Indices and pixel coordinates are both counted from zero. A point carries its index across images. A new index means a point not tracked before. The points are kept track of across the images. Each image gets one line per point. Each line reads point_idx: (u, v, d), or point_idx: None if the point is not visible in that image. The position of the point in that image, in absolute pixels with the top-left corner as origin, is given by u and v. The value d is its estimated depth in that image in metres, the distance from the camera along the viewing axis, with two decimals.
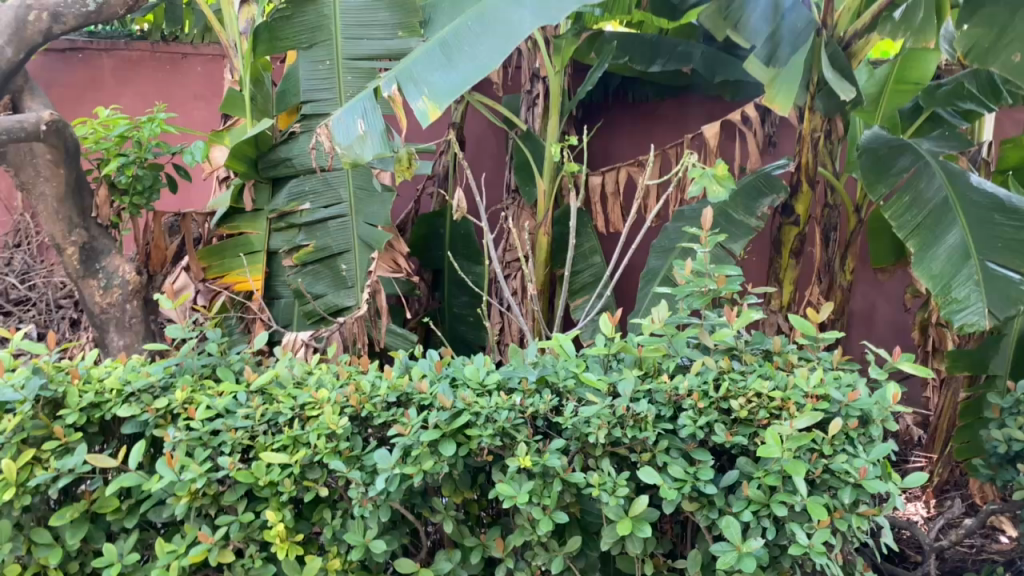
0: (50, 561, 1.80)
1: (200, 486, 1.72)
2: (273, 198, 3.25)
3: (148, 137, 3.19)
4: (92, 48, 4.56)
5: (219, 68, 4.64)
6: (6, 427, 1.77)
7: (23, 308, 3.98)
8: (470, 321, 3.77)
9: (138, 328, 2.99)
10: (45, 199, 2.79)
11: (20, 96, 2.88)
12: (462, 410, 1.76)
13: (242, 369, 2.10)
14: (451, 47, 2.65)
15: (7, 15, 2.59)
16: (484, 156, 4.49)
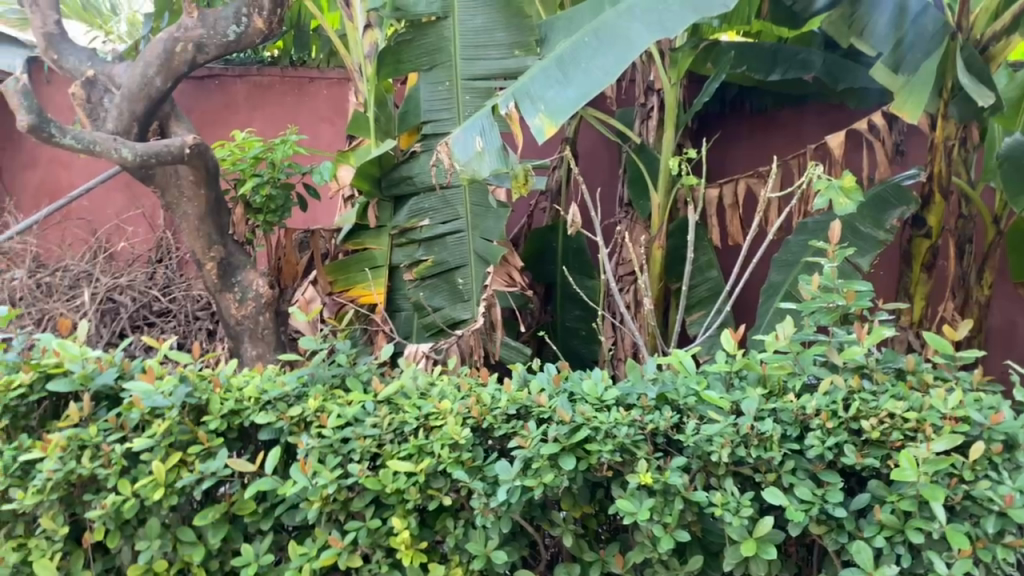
0: (195, 558, 1.92)
1: (332, 492, 1.81)
2: (395, 215, 3.35)
3: (281, 158, 3.34)
4: (227, 74, 4.87)
5: (344, 90, 4.84)
6: (156, 431, 1.90)
7: (164, 320, 4.23)
8: (583, 335, 3.77)
9: (270, 338, 3.15)
10: (188, 218, 2.98)
11: (167, 123, 3.10)
12: (582, 424, 1.76)
13: (369, 380, 2.19)
14: (567, 63, 2.69)
15: (157, 48, 2.82)
16: (598, 170, 4.50)
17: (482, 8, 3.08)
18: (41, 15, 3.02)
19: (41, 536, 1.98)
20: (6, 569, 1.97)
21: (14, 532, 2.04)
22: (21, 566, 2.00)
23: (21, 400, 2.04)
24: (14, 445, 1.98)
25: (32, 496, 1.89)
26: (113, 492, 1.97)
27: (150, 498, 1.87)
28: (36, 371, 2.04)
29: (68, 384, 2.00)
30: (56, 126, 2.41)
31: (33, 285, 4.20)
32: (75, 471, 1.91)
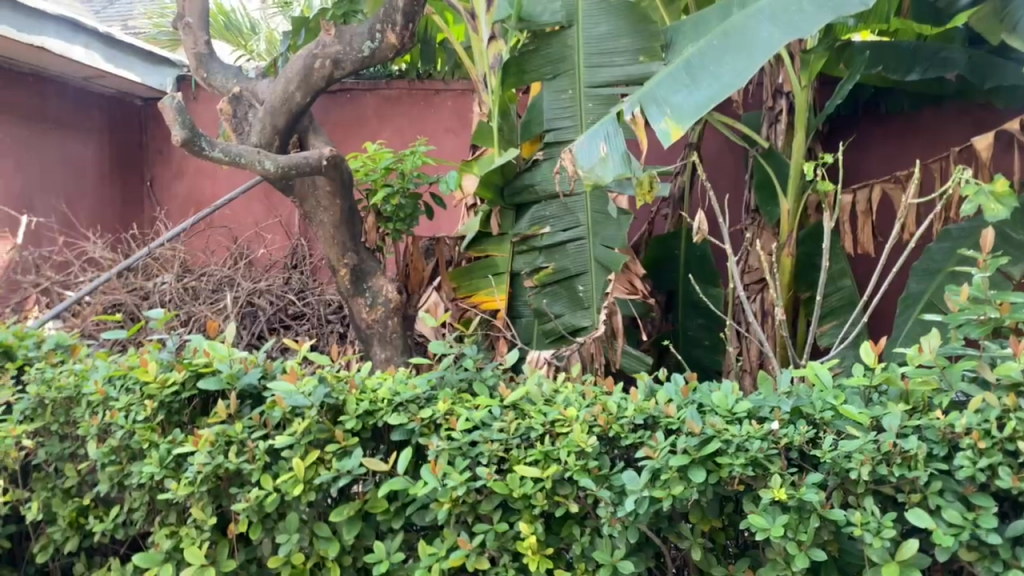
0: (330, 552, 2.00)
1: (461, 494, 1.86)
2: (517, 222, 3.36)
3: (410, 168, 3.50)
4: (358, 89, 5.07)
5: (467, 101, 4.95)
6: (296, 430, 2.00)
7: (299, 323, 4.44)
8: (706, 345, 3.67)
9: (398, 342, 3.24)
10: (323, 226, 3.12)
11: (306, 136, 3.27)
12: (713, 436, 1.73)
13: (495, 385, 2.22)
14: (695, 67, 2.66)
15: (298, 64, 2.97)
16: (723, 176, 4.41)
17: (607, 14, 3.08)
18: (193, 37, 3.28)
19: (191, 524, 2.11)
20: (160, 554, 2.11)
21: (168, 520, 2.19)
22: (173, 552, 2.14)
23: (175, 396, 2.18)
24: (169, 439, 2.12)
25: (185, 487, 2.02)
26: (256, 485, 2.08)
27: (291, 493, 1.97)
28: (188, 370, 2.19)
29: (217, 383, 2.13)
30: (206, 140, 2.56)
31: (182, 289, 4.49)
32: (223, 466, 2.02)
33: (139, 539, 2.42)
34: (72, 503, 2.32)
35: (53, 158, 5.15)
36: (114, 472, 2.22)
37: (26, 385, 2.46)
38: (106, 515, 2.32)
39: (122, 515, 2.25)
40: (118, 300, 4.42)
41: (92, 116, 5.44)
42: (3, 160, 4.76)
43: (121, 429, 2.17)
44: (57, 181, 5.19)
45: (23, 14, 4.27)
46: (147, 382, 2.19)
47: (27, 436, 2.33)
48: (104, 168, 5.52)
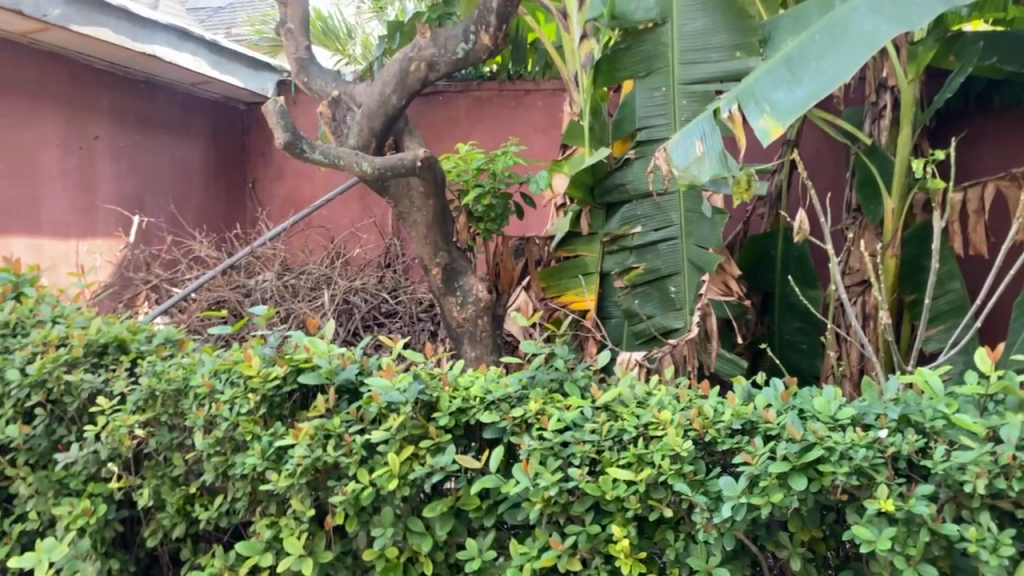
0: (424, 547, 2.04)
1: (553, 494, 1.85)
2: (607, 222, 3.33)
3: (502, 169, 3.52)
4: (450, 91, 5.16)
5: (558, 101, 4.94)
6: (392, 425, 2.03)
7: (391, 320, 4.51)
8: (803, 349, 3.57)
9: (488, 341, 3.27)
10: (416, 226, 3.18)
11: (402, 137, 3.34)
12: (814, 443, 1.68)
13: (587, 386, 2.21)
14: (797, 62, 2.58)
15: (394, 68, 3.03)
16: (822, 173, 4.28)
17: (704, 9, 3.02)
18: (295, 43, 3.38)
19: (290, 516, 2.17)
20: (261, 544, 2.18)
21: (268, 510, 2.26)
22: (273, 542, 2.21)
23: (277, 390, 2.26)
24: (270, 431, 2.19)
25: (285, 479, 2.08)
26: (352, 479, 2.13)
27: (386, 487, 2.01)
28: (289, 365, 2.26)
29: (316, 378, 2.19)
30: (306, 142, 2.63)
31: (281, 286, 4.64)
32: (321, 459, 2.07)
33: (241, 528, 2.51)
34: (179, 491, 2.43)
35: (162, 161, 5.39)
36: (219, 462, 2.31)
37: (138, 377, 2.58)
38: (211, 503, 2.41)
39: (225, 504, 2.34)
40: (222, 297, 4.60)
41: (198, 120, 5.67)
42: (118, 164, 5.02)
43: (225, 422, 2.25)
44: (166, 183, 5.43)
45: (136, 24, 4.49)
46: (251, 377, 2.27)
47: (139, 425, 2.44)
48: (209, 170, 5.76)
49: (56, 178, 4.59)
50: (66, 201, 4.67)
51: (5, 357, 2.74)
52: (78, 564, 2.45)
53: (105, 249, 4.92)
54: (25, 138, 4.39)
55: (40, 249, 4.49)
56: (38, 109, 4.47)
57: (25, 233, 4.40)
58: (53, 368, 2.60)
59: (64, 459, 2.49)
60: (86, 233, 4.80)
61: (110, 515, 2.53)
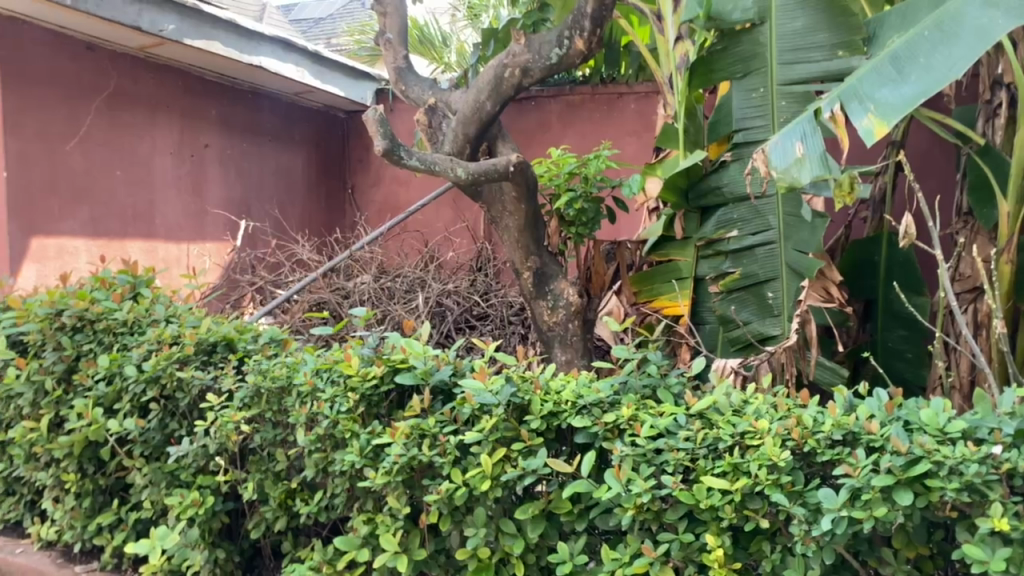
0: (515, 549, 2.06)
1: (645, 501, 1.84)
2: (702, 226, 3.26)
3: (594, 172, 3.50)
4: (543, 95, 5.19)
5: (652, 103, 4.89)
6: (485, 426, 2.07)
7: (483, 323, 4.55)
8: (909, 358, 3.39)
9: (579, 345, 3.26)
10: (509, 230, 3.21)
11: (495, 143, 3.38)
12: (921, 457, 1.61)
13: (680, 393, 2.18)
14: (903, 59, 2.49)
15: (488, 75, 3.07)
16: (931, 175, 4.10)
17: (803, 8, 2.96)
18: (393, 52, 3.48)
19: (386, 512, 2.24)
20: (358, 539, 2.27)
21: (366, 507, 2.33)
22: (370, 538, 2.28)
23: (375, 390, 2.32)
24: (368, 430, 2.26)
25: (382, 476, 2.14)
26: (446, 479, 2.17)
27: (478, 488, 2.04)
28: (386, 365, 2.32)
29: (412, 378, 2.25)
30: (404, 149, 2.69)
31: (378, 289, 4.75)
32: (416, 458, 2.12)
33: (339, 523, 2.58)
34: (281, 485, 2.53)
35: (268, 168, 5.62)
36: (319, 459, 2.38)
37: (244, 375, 2.70)
38: (311, 498, 2.50)
39: (324, 499, 2.43)
40: (322, 298, 4.75)
41: (301, 129, 5.89)
42: (226, 171, 5.25)
43: (326, 419, 2.33)
44: (271, 189, 5.66)
45: (244, 37, 4.68)
46: (350, 376, 2.35)
47: (245, 421, 2.56)
48: (311, 177, 5.98)
49: (170, 185, 4.84)
50: (179, 207, 4.91)
51: (124, 355, 2.91)
52: (188, 552, 2.61)
53: (214, 252, 5.16)
54: (143, 147, 4.65)
55: (154, 252, 4.74)
56: (154, 119, 4.72)
57: (142, 237, 4.66)
58: (166, 365, 2.75)
59: (176, 452, 2.62)
60: (196, 237, 5.04)
61: (217, 507, 2.65)
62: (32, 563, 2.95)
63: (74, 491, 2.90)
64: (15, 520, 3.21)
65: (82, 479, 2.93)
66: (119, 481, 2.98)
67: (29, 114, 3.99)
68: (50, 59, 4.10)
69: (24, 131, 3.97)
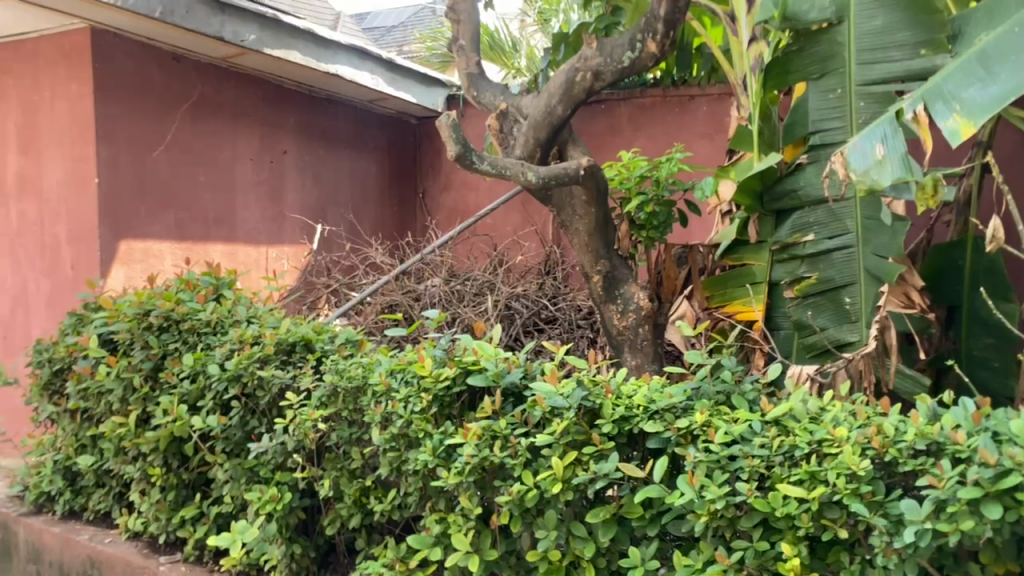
0: (586, 552, 2.06)
1: (719, 507, 1.83)
2: (776, 229, 3.19)
3: (666, 176, 3.46)
4: (613, 99, 5.19)
5: (725, 105, 4.82)
6: (555, 429, 2.08)
7: (551, 326, 4.56)
8: (995, 367, 3.27)
9: (649, 349, 3.23)
10: (579, 234, 3.21)
11: (566, 146, 3.39)
12: (1011, 469, 1.55)
13: (755, 399, 2.15)
14: (990, 56, 2.43)
15: (560, 79, 3.08)
16: (1020, 177, 3.93)
17: (883, 7, 2.90)
18: (465, 58, 3.53)
19: (458, 512, 2.27)
20: (430, 538, 2.31)
21: (438, 506, 2.36)
22: (442, 537, 2.32)
23: (447, 391, 2.35)
24: (441, 430, 2.30)
25: (454, 476, 2.17)
26: (517, 480, 2.19)
27: (550, 490, 2.05)
28: (458, 367, 2.36)
29: (484, 380, 2.28)
30: (476, 154, 2.76)
31: (449, 292, 4.78)
32: (488, 458, 2.15)
33: (412, 522, 2.63)
34: (356, 483, 2.59)
35: (342, 173, 5.74)
36: (393, 458, 2.43)
37: (322, 374, 2.77)
38: (385, 497, 2.56)
39: (398, 498, 2.48)
40: (393, 300, 4.80)
41: (374, 135, 6.00)
42: (303, 176, 5.40)
43: (400, 419, 2.37)
44: (345, 194, 5.78)
45: (321, 46, 4.81)
46: (424, 377, 2.39)
47: (322, 419, 2.62)
48: (383, 182, 6.09)
49: (250, 190, 5.00)
50: (258, 211, 5.06)
51: (207, 354, 3.03)
52: (266, 546, 2.72)
53: (290, 255, 5.31)
54: (225, 153, 4.81)
55: (235, 255, 4.90)
56: (235, 126, 4.88)
57: (224, 240, 4.82)
58: (247, 364, 2.84)
59: (256, 448, 2.71)
60: (274, 240, 5.19)
61: (294, 503, 2.73)
62: (120, 552, 3.08)
63: (159, 484, 3.03)
64: (104, 511, 3.35)
65: (167, 473, 3.05)
66: (201, 476, 3.09)
67: (120, 123, 4.18)
68: (138, 70, 4.28)
69: (115, 139, 4.15)
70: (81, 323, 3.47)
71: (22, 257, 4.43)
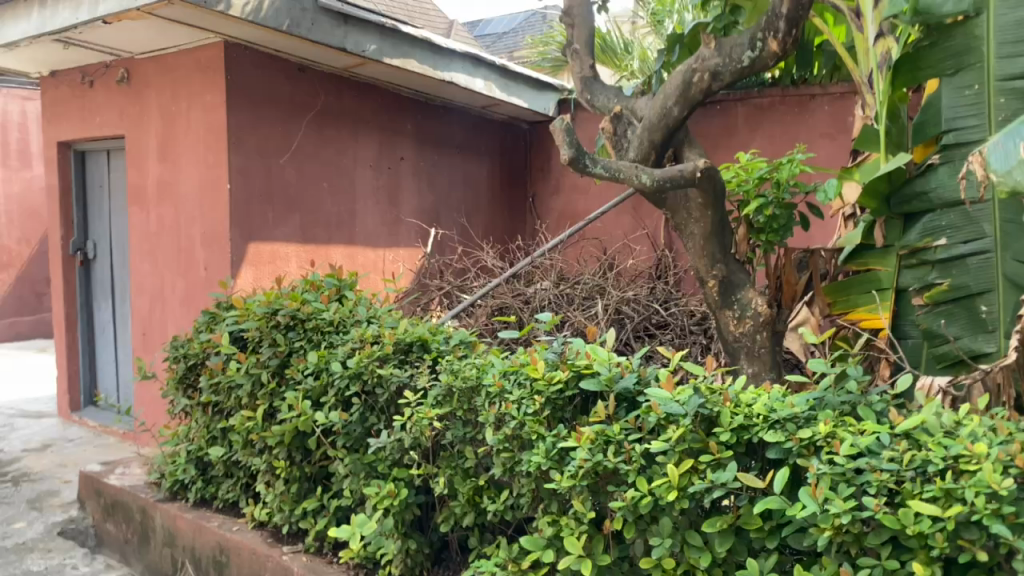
0: (702, 562, 2.02)
1: (845, 522, 1.76)
2: (905, 233, 3.02)
3: (787, 177, 3.37)
4: (729, 99, 5.07)
5: (848, 104, 4.65)
6: (671, 436, 2.05)
7: (662, 332, 4.49)
8: None
9: (767, 357, 3.14)
10: (694, 238, 3.14)
11: (681, 149, 3.35)
12: None
13: (884, 411, 2.05)
14: None
15: (677, 80, 3.03)
16: None
17: None
18: (580, 62, 3.53)
19: (570, 515, 2.27)
20: (543, 540, 2.33)
21: (550, 508, 2.37)
22: (554, 539, 2.33)
23: (560, 394, 2.37)
24: (554, 432, 2.30)
25: (568, 480, 2.18)
26: (631, 486, 2.17)
27: (664, 498, 2.03)
28: (571, 370, 2.38)
29: (597, 385, 2.30)
30: (589, 157, 2.75)
31: (559, 295, 4.79)
32: (602, 463, 2.14)
33: (524, 523, 2.65)
34: (470, 483, 2.63)
35: (455, 178, 5.86)
36: (507, 458, 2.44)
37: (438, 374, 2.84)
38: (498, 497, 2.60)
39: (511, 498, 2.51)
40: (505, 303, 4.84)
41: (487, 140, 6.10)
42: (418, 182, 5.54)
43: (514, 420, 2.39)
44: (457, 198, 5.90)
45: (438, 54, 4.92)
46: (537, 379, 2.42)
47: (438, 418, 2.68)
48: (493, 187, 6.18)
49: (369, 195, 5.16)
50: (376, 215, 5.23)
51: (331, 352, 3.15)
52: (383, 541, 2.80)
53: (406, 258, 5.46)
54: (346, 160, 4.98)
55: (354, 258, 5.07)
56: (356, 134, 5.05)
57: (344, 244, 4.99)
58: (368, 362, 2.94)
59: (375, 444, 2.80)
60: (391, 244, 5.34)
61: (410, 499, 2.80)
62: (246, 540, 3.23)
63: (284, 476, 3.17)
64: (232, 500, 3.53)
65: (290, 466, 3.19)
66: (322, 470, 3.21)
67: (250, 132, 4.40)
68: (267, 82, 4.50)
69: (246, 148, 4.38)
70: (214, 321, 3.68)
71: (161, 259, 4.73)
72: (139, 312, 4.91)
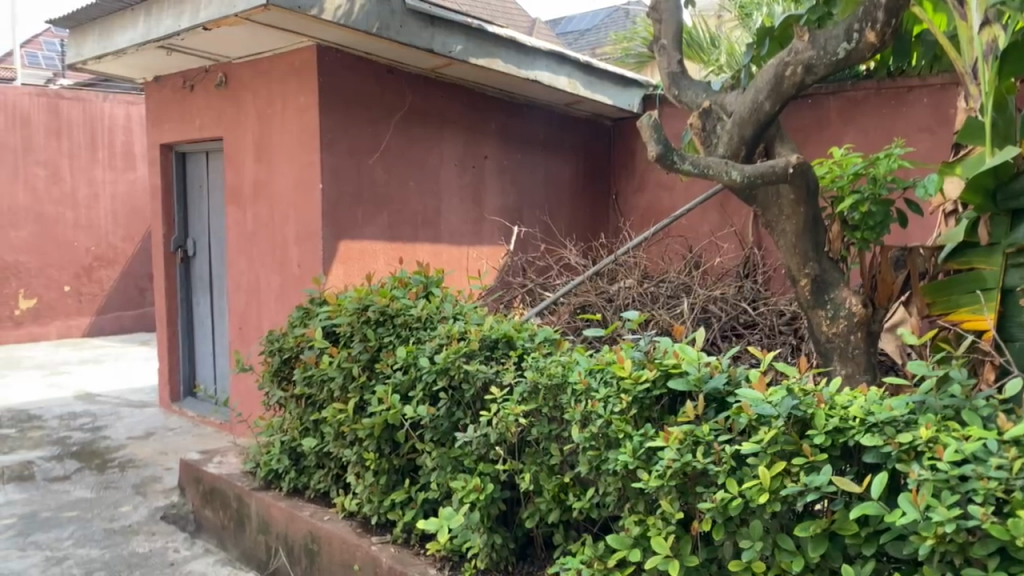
0: (794, 566, 1.98)
1: (948, 531, 1.69)
2: (1012, 231, 2.91)
3: (884, 173, 3.27)
4: (822, 92, 4.94)
5: (948, 96, 4.45)
6: (763, 437, 2.01)
7: (751, 331, 4.39)
8: None
9: (861, 358, 3.04)
10: (785, 235, 3.07)
11: (772, 143, 3.28)
12: None
13: (991, 416, 1.95)
14: None
15: (768, 74, 2.96)
16: None
17: None
18: (667, 57, 3.49)
19: (657, 515, 2.26)
20: (630, 539, 2.32)
21: (636, 507, 2.36)
22: (641, 539, 2.32)
23: (646, 393, 2.35)
24: (641, 432, 2.29)
25: (655, 480, 2.16)
26: (721, 488, 2.14)
27: (755, 500, 1.99)
28: (659, 369, 2.36)
29: (685, 384, 2.28)
30: (677, 155, 2.73)
31: (642, 293, 4.75)
32: (690, 464, 2.12)
33: (609, 521, 2.64)
34: (555, 479, 2.64)
35: (539, 176, 5.88)
36: (592, 456, 2.41)
37: (523, 371, 2.86)
38: (583, 494, 2.60)
39: (596, 497, 2.50)
40: (588, 301, 4.81)
41: (570, 137, 6.09)
42: (502, 180, 5.58)
43: (600, 418, 2.38)
44: (541, 195, 5.92)
45: (522, 53, 4.95)
46: (624, 378, 2.41)
47: (523, 414, 2.69)
48: (576, 184, 6.17)
49: (454, 193, 5.23)
50: (461, 213, 5.29)
51: (419, 347, 3.21)
52: (469, 534, 2.84)
53: (489, 255, 5.51)
54: (433, 159, 5.06)
55: (440, 255, 5.15)
56: (443, 133, 5.12)
57: (430, 241, 5.07)
58: (455, 358, 2.98)
59: (462, 439, 2.84)
60: (475, 241, 5.40)
61: (496, 494, 2.83)
62: (337, 530, 3.32)
63: (373, 468, 3.24)
64: (323, 490, 3.63)
65: (380, 458, 3.25)
66: (410, 463, 3.27)
67: (341, 132, 4.52)
68: (358, 83, 4.61)
69: (338, 148, 4.50)
70: (307, 316, 3.80)
71: (256, 256, 4.90)
72: (235, 307, 5.10)
